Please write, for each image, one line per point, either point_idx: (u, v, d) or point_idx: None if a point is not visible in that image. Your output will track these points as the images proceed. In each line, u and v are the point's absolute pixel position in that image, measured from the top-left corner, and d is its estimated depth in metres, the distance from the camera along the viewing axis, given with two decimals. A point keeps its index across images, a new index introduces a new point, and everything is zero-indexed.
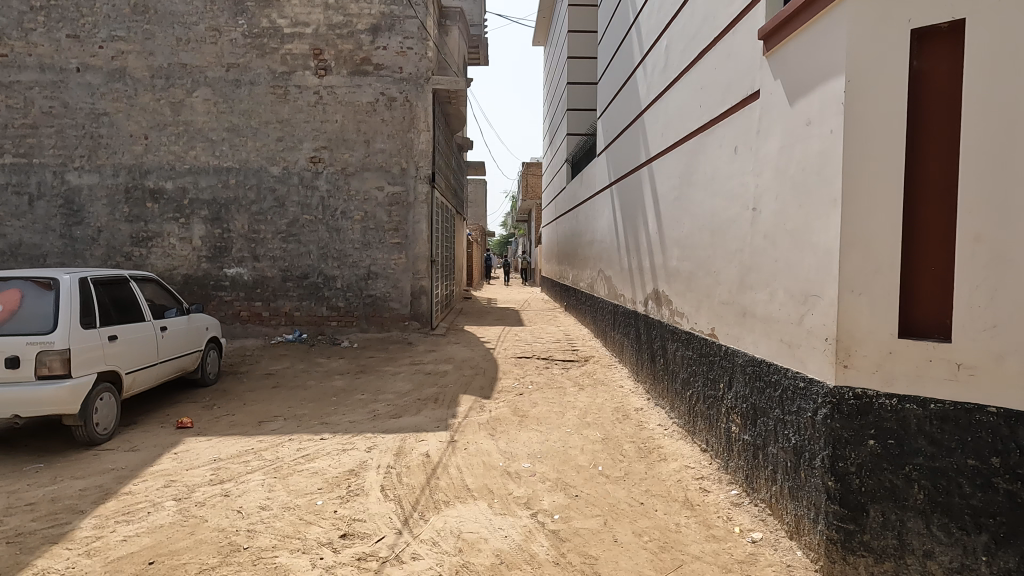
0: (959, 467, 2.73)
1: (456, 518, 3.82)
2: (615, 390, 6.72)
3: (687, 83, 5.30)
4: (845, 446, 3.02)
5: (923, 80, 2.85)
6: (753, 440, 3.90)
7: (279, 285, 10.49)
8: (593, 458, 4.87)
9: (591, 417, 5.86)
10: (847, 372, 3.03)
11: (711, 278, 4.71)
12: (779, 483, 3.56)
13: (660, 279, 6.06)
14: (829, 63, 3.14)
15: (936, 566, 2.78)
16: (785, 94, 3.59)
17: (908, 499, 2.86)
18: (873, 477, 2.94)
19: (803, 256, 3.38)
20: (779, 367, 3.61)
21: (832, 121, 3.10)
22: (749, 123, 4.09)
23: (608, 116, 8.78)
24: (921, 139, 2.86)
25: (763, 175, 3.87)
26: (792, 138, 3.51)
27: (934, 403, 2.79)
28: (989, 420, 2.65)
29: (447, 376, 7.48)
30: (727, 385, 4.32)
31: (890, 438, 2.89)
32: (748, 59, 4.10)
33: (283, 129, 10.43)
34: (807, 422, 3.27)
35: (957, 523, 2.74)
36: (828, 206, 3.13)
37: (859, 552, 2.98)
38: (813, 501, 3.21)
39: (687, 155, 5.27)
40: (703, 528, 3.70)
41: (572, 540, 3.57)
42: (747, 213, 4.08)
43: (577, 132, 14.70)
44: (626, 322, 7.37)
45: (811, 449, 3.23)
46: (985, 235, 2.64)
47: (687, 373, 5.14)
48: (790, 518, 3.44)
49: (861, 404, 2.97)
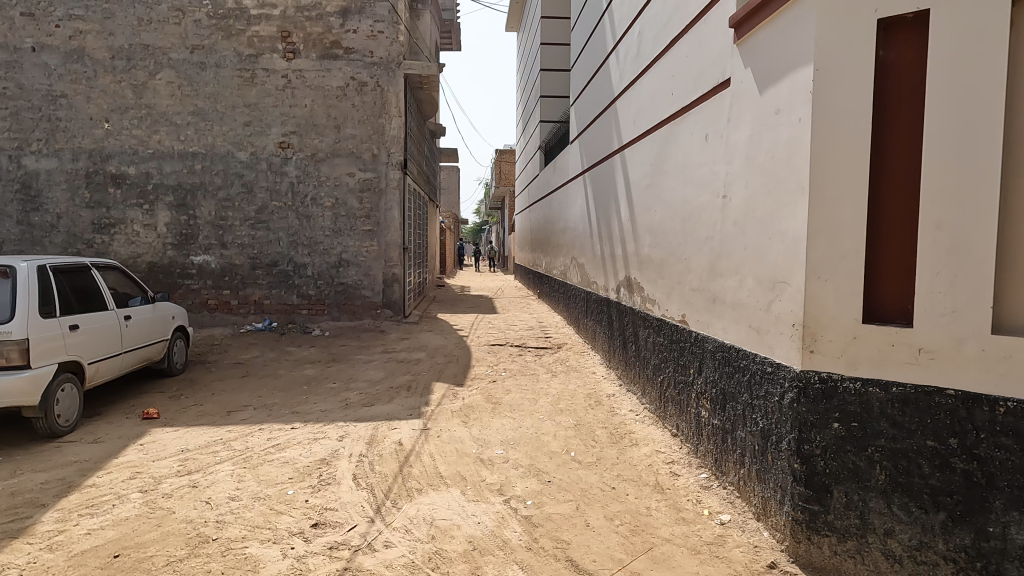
0: (918, 448, 2.81)
1: (429, 505, 3.82)
2: (587, 376, 6.77)
3: (659, 71, 5.30)
4: (810, 429, 3.09)
5: (889, 69, 2.90)
6: (722, 424, 3.96)
7: (247, 273, 10.32)
8: (566, 444, 4.90)
9: (564, 404, 5.89)
10: (813, 357, 3.10)
11: (682, 264, 4.75)
12: (747, 466, 3.63)
13: (632, 266, 6.10)
14: (798, 52, 3.17)
15: (895, 543, 2.87)
16: (754, 82, 3.62)
17: (870, 480, 2.93)
18: (837, 459, 3.01)
19: (771, 244, 3.43)
20: (748, 351, 3.67)
21: (801, 110, 3.14)
22: (720, 110, 4.11)
23: (581, 102, 8.78)
24: (888, 128, 2.91)
25: (733, 162, 3.90)
26: (761, 126, 3.54)
27: (895, 386, 2.86)
28: (947, 402, 2.73)
29: (420, 364, 7.45)
30: (697, 370, 4.38)
31: (854, 421, 2.96)
32: (719, 47, 4.12)
33: (251, 113, 10.21)
34: (773, 407, 3.34)
35: (916, 502, 2.81)
36: (796, 193, 3.18)
37: (823, 532, 3.06)
38: (779, 483, 3.29)
39: (659, 143, 5.29)
40: (673, 511, 3.77)
41: (545, 525, 3.59)
42: (718, 200, 4.11)
43: (550, 119, 14.67)
44: (598, 309, 7.43)
45: (777, 433, 3.31)
46: (945, 223, 2.71)
47: (658, 359, 5.20)
48: (757, 500, 3.51)
49: (826, 388, 3.04)
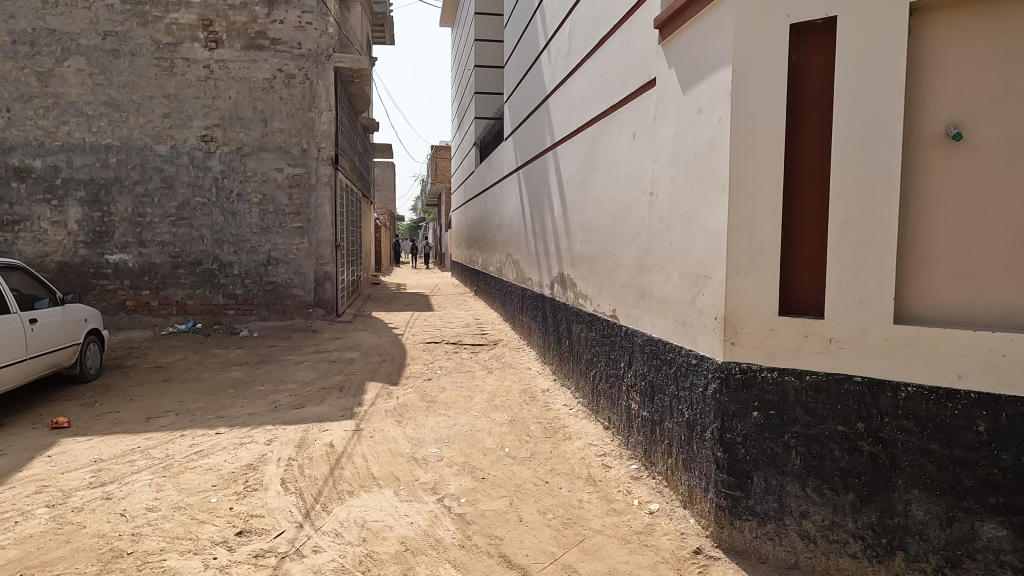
0: (830, 433, 2.96)
1: (361, 507, 3.75)
2: (523, 372, 6.81)
3: (589, 70, 5.37)
4: (732, 418, 3.21)
5: (801, 72, 3.03)
6: (651, 416, 4.06)
7: (169, 272, 9.85)
8: (500, 440, 4.91)
9: (499, 400, 5.90)
10: (734, 349, 3.21)
11: (612, 260, 4.84)
12: (674, 455, 3.73)
13: (565, 262, 6.16)
14: (717, 54, 3.27)
15: (810, 524, 3.02)
16: (678, 82, 3.72)
17: (787, 465, 3.07)
18: (756, 446, 3.14)
19: (695, 240, 3.54)
20: (674, 344, 3.77)
21: (721, 110, 3.25)
22: (646, 109, 4.21)
23: (514, 99, 8.80)
24: (801, 128, 3.05)
25: (659, 160, 4.00)
26: (684, 125, 3.65)
27: (809, 374, 3.00)
28: (855, 389, 2.89)
29: (353, 364, 7.31)
30: (627, 364, 4.47)
31: (772, 409, 3.09)
32: (645, 47, 4.21)
33: (170, 104, 9.73)
34: (698, 397, 3.45)
35: (828, 484, 2.97)
36: (717, 190, 3.28)
37: (744, 516, 3.19)
38: (703, 471, 3.41)
39: (589, 141, 5.36)
40: (604, 503, 3.84)
41: (478, 522, 3.59)
42: (645, 197, 4.21)
43: (485, 116, 14.65)
44: (533, 305, 7.48)
45: (701, 422, 3.42)
46: (853, 220, 2.86)
47: (591, 353, 5.28)
48: (684, 489, 3.62)
49: (746, 378, 3.16)
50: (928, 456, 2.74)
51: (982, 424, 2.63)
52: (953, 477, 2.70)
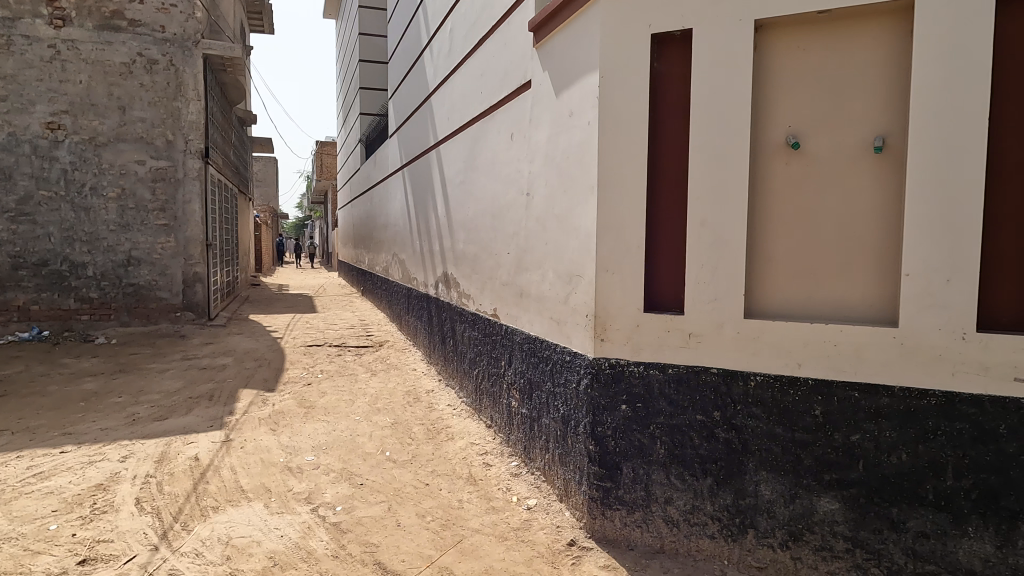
0: (690, 422, 3.14)
1: (226, 523, 3.52)
2: (407, 373, 6.71)
3: (469, 69, 5.37)
4: (602, 412, 3.33)
5: (662, 80, 3.19)
6: (530, 413, 4.13)
7: (7, 274, 8.80)
8: (381, 444, 4.80)
9: (382, 403, 5.77)
10: (604, 345, 3.33)
11: (492, 260, 4.87)
12: (551, 450, 3.81)
13: (449, 262, 6.13)
14: (585, 60, 3.38)
15: (673, 509, 3.19)
16: (551, 85, 3.80)
17: (652, 454, 3.22)
18: (625, 438, 3.28)
19: (567, 239, 3.63)
20: (550, 342, 3.85)
21: (589, 114, 3.35)
22: (522, 111, 4.26)
23: (398, 96, 8.65)
24: (661, 133, 3.21)
25: (535, 161, 4.06)
26: (557, 127, 3.73)
27: (671, 367, 3.17)
28: (712, 379, 3.08)
29: (225, 370, 6.87)
30: (507, 362, 4.52)
31: (638, 402, 3.23)
32: (521, 49, 4.26)
33: (7, 86, 8.69)
34: (572, 393, 3.55)
35: (689, 471, 3.15)
36: (587, 192, 3.39)
37: (615, 506, 3.32)
38: (577, 464, 3.51)
39: (470, 140, 5.37)
40: (484, 501, 3.85)
41: (353, 530, 3.48)
42: (522, 197, 4.26)
43: (370, 112, 14.31)
44: (418, 305, 7.39)
45: (575, 417, 3.52)
46: (708, 221, 3.05)
47: (474, 353, 5.28)
48: (560, 483, 3.71)
49: (615, 372, 3.29)
50: (774, 439, 2.97)
51: (818, 408, 2.89)
52: (794, 457, 2.94)
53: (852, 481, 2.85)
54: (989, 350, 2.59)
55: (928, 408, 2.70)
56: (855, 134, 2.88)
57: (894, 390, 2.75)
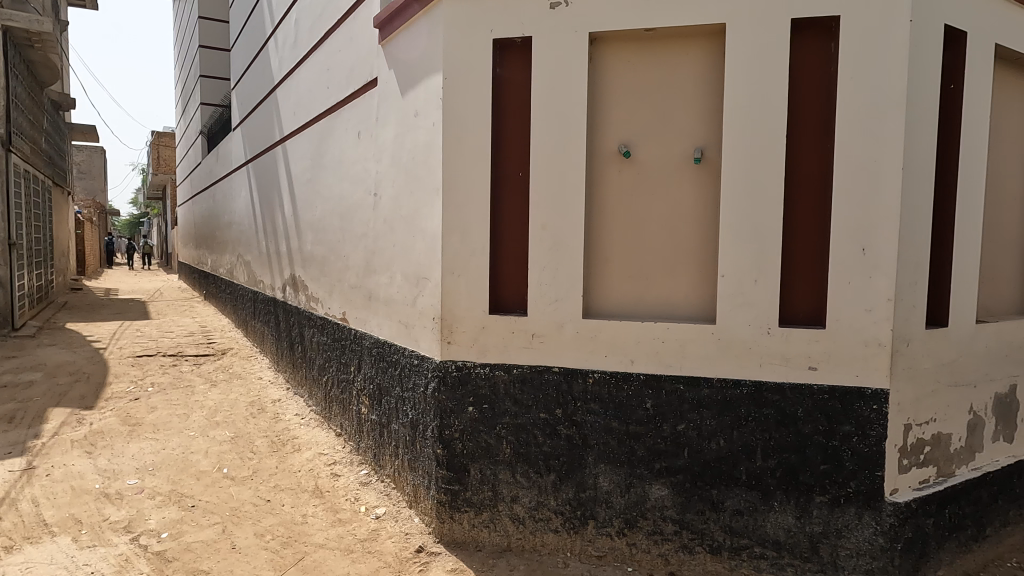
0: (534, 421, 3.22)
1: (22, 564, 3.08)
2: (252, 383, 6.30)
3: (315, 63, 5.14)
4: (449, 415, 3.32)
5: (504, 85, 3.24)
6: (379, 419, 4.02)
7: None
8: (218, 460, 4.45)
9: (221, 416, 5.36)
10: (450, 347, 3.32)
11: (341, 262, 4.70)
12: (401, 456, 3.74)
13: (296, 264, 5.83)
14: (430, 61, 3.35)
15: (519, 507, 3.26)
16: (396, 84, 3.72)
17: (499, 454, 3.27)
18: (472, 439, 3.30)
19: (414, 242, 3.58)
20: (398, 346, 3.78)
21: (434, 115, 3.33)
22: (369, 109, 4.14)
23: (241, 88, 8.11)
24: (504, 138, 3.26)
25: (381, 161, 3.96)
26: (403, 127, 3.66)
27: (516, 368, 3.23)
28: (553, 378, 3.18)
29: (32, 388, 6.03)
30: (357, 367, 4.37)
31: (485, 403, 3.26)
32: (366, 45, 4.14)
33: None
34: (419, 397, 3.50)
35: (534, 468, 3.23)
36: (432, 194, 3.36)
37: (463, 508, 3.33)
38: (426, 469, 3.47)
39: (317, 137, 5.14)
40: (329, 514, 3.70)
41: (180, 558, 3.19)
42: (370, 197, 4.15)
43: (213, 102, 13.31)
44: (265, 309, 6.97)
45: (423, 422, 3.48)
46: (548, 225, 3.15)
47: (323, 359, 5.07)
48: (409, 488, 3.65)
49: (461, 374, 3.29)
50: (611, 432, 3.13)
51: (649, 401, 3.07)
52: (629, 449, 3.11)
53: (679, 467, 3.07)
54: (790, 342, 2.92)
55: (741, 397, 2.98)
56: (678, 145, 3.11)
57: (712, 381, 3.00)
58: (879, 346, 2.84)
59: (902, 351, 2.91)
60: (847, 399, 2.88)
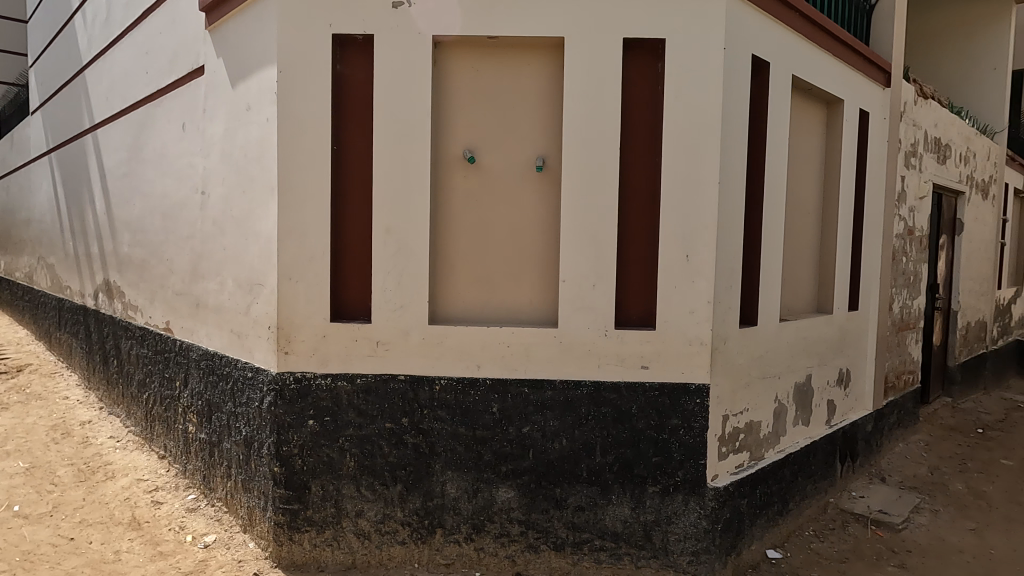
0: (379, 432, 3.12)
1: None
2: (55, 403, 5.50)
3: (132, 44, 4.61)
4: (287, 430, 3.13)
5: (344, 83, 3.11)
6: (209, 438, 3.69)
7: None
8: (8, 497, 3.82)
9: (13, 444, 4.62)
10: (288, 358, 3.12)
11: (163, 266, 4.25)
12: (233, 477, 3.45)
13: (110, 268, 5.19)
14: (263, 52, 3.12)
15: (364, 522, 3.14)
16: (226, 74, 3.44)
17: (342, 469, 3.13)
18: (312, 454, 3.13)
19: (247, 245, 3.32)
20: (230, 358, 3.48)
21: (268, 110, 3.11)
22: (195, 99, 3.79)
23: (41, 66, 7.08)
24: (345, 138, 3.13)
25: (210, 157, 3.64)
26: (233, 121, 3.39)
27: (359, 377, 3.10)
28: (399, 386, 3.10)
29: None
30: (183, 382, 3.97)
31: (326, 415, 3.11)
32: (191, 30, 3.79)
33: None
34: (254, 413, 3.26)
35: (379, 480, 3.13)
36: (267, 194, 3.14)
37: (303, 528, 3.15)
38: (261, 489, 3.24)
39: (134, 126, 4.61)
40: (148, 548, 3.31)
41: None
42: (197, 196, 3.79)
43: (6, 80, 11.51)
44: (72, 319, 6.13)
45: (258, 439, 3.24)
46: (393, 229, 3.07)
47: (143, 374, 4.55)
48: (243, 512, 3.38)
49: (301, 387, 3.11)
50: (458, 438, 3.12)
51: (495, 405, 3.11)
52: (476, 454, 3.12)
53: (524, 469, 3.13)
54: (624, 344, 3.10)
55: (581, 397, 3.11)
56: (521, 153, 3.19)
57: (555, 383, 3.10)
58: (701, 345, 3.11)
59: (721, 349, 3.20)
60: (675, 395, 3.11)
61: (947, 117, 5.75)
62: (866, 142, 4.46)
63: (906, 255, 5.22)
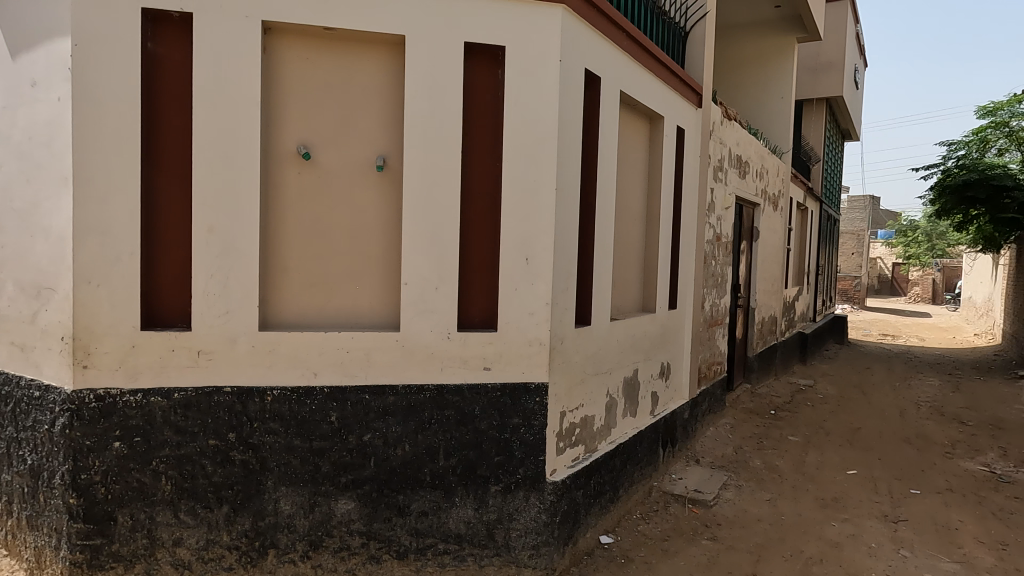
0: (201, 450, 2.87)
1: None
2: None
3: None
4: (86, 455, 2.78)
5: (156, 64, 2.79)
6: None
7: None
8: None
9: None
10: (86, 373, 2.75)
11: None
12: (16, 514, 2.98)
13: None
14: (52, 21, 2.71)
15: (183, 551, 2.89)
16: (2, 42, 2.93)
17: (155, 494, 2.85)
18: (118, 481, 2.81)
19: (32, 243, 2.85)
20: (9, 375, 2.98)
21: (59, 88, 2.70)
22: None
23: None
24: (159, 126, 2.81)
25: None
26: (13, 98, 2.90)
27: (177, 392, 2.83)
28: (224, 399, 2.88)
29: None
30: None
31: (136, 435, 2.81)
32: None
33: None
34: (43, 438, 2.83)
35: (201, 504, 2.89)
36: (59, 184, 2.73)
37: (108, 565, 2.84)
38: (53, 526, 2.84)
39: None
40: None
41: None
42: None
43: None
44: None
45: (48, 468, 2.83)
46: (217, 228, 2.82)
47: None
48: (30, 553, 2.93)
49: (104, 406, 2.77)
50: (292, 451, 2.96)
51: (333, 414, 2.99)
52: (313, 466, 2.98)
53: (365, 478, 3.04)
54: (467, 346, 3.13)
55: (424, 401, 3.08)
56: (360, 151, 3.10)
57: (397, 388, 3.05)
58: (540, 345, 3.22)
59: (558, 349, 3.34)
60: (515, 395, 3.19)
61: (746, 137, 6.52)
62: (682, 156, 4.91)
63: (715, 259, 5.83)
